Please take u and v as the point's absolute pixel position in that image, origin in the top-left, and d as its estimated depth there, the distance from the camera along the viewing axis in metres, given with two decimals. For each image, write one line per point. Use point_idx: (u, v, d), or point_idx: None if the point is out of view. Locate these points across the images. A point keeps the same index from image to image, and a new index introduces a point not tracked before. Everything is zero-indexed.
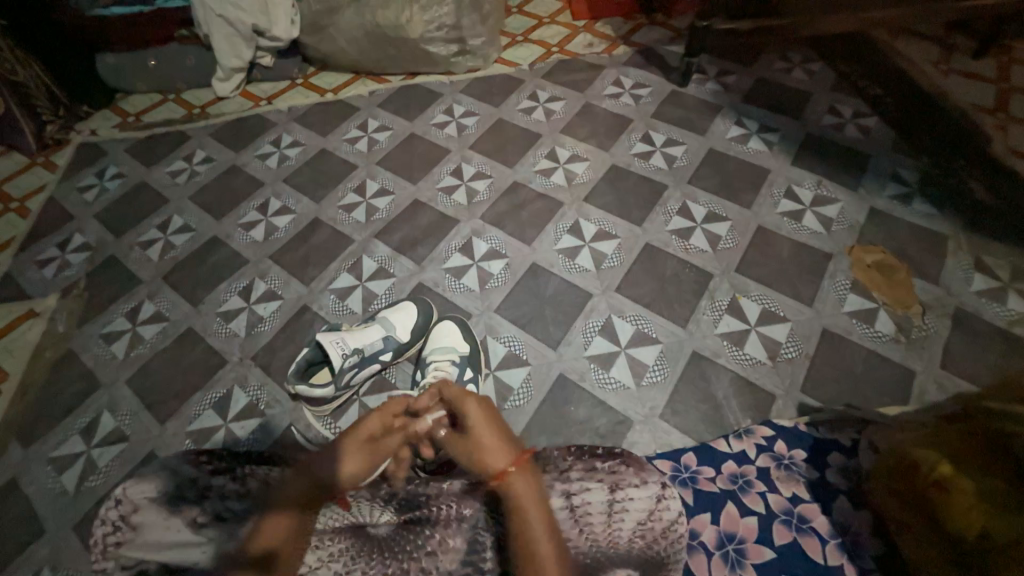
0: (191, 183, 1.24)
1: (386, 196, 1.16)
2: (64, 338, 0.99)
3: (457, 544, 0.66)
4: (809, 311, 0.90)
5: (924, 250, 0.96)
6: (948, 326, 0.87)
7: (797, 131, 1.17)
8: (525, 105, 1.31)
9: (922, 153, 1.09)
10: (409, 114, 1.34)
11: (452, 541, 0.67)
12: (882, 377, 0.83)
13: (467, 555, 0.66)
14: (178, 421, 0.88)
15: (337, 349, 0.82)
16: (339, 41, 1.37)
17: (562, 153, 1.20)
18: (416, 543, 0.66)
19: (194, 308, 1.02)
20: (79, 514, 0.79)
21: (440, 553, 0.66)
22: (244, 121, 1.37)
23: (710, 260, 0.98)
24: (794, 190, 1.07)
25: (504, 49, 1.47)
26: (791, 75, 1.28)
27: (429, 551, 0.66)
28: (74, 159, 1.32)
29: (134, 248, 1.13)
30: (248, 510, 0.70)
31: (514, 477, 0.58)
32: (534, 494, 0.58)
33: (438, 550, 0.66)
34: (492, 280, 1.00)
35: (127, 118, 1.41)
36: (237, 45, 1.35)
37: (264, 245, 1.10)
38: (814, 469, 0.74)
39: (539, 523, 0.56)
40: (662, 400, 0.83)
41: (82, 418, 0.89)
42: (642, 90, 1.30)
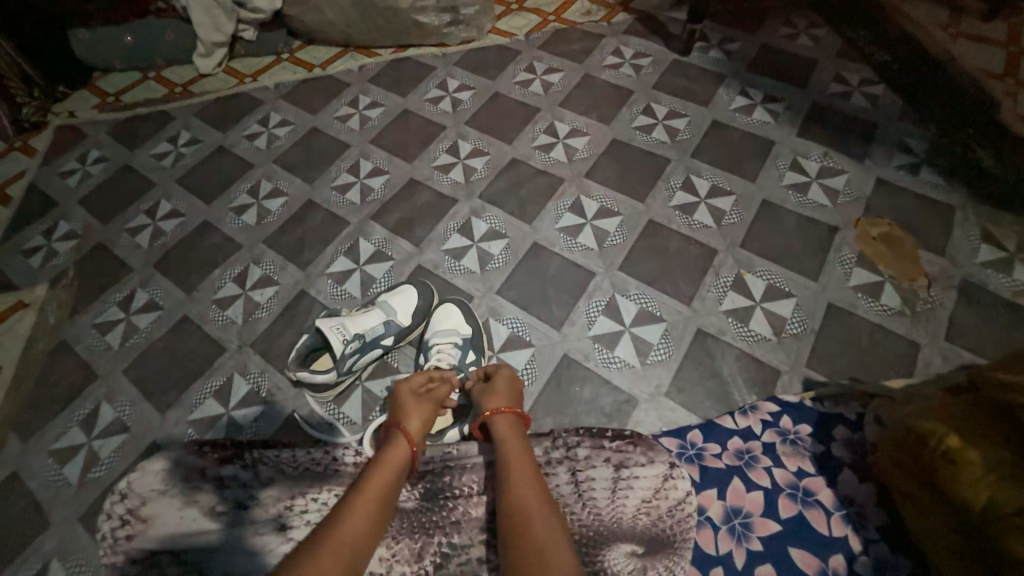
0: (178, 166, 1.20)
1: (381, 175, 1.13)
2: (56, 330, 0.97)
3: (478, 514, 0.68)
4: (815, 285, 0.89)
5: (931, 221, 0.95)
6: (954, 299, 0.86)
7: (803, 100, 1.13)
8: (522, 77, 1.26)
9: (930, 121, 1.07)
10: (402, 89, 1.28)
11: (473, 511, 0.69)
12: (887, 351, 0.82)
13: (487, 522, 0.68)
14: (179, 410, 0.87)
15: (338, 335, 0.80)
16: (324, 11, 1.30)
17: (561, 127, 1.16)
18: (440, 514, 0.68)
19: (188, 296, 1.00)
20: (84, 505, 0.79)
21: (464, 522, 0.68)
22: (229, 100, 1.31)
23: (715, 236, 0.96)
24: (800, 161, 1.04)
25: (499, 18, 1.40)
26: (797, 42, 1.23)
27: (454, 520, 0.68)
28: (53, 143, 1.27)
29: (122, 235, 1.09)
30: (265, 496, 0.72)
31: (505, 417, 0.67)
32: (521, 435, 0.66)
33: (461, 522, 0.68)
34: (492, 260, 0.98)
35: (106, 99, 1.35)
36: (218, 18, 1.29)
37: (257, 230, 1.07)
38: (820, 443, 0.74)
39: (521, 452, 0.62)
40: (667, 378, 0.83)
41: (81, 410, 0.88)
42: (643, 59, 1.26)
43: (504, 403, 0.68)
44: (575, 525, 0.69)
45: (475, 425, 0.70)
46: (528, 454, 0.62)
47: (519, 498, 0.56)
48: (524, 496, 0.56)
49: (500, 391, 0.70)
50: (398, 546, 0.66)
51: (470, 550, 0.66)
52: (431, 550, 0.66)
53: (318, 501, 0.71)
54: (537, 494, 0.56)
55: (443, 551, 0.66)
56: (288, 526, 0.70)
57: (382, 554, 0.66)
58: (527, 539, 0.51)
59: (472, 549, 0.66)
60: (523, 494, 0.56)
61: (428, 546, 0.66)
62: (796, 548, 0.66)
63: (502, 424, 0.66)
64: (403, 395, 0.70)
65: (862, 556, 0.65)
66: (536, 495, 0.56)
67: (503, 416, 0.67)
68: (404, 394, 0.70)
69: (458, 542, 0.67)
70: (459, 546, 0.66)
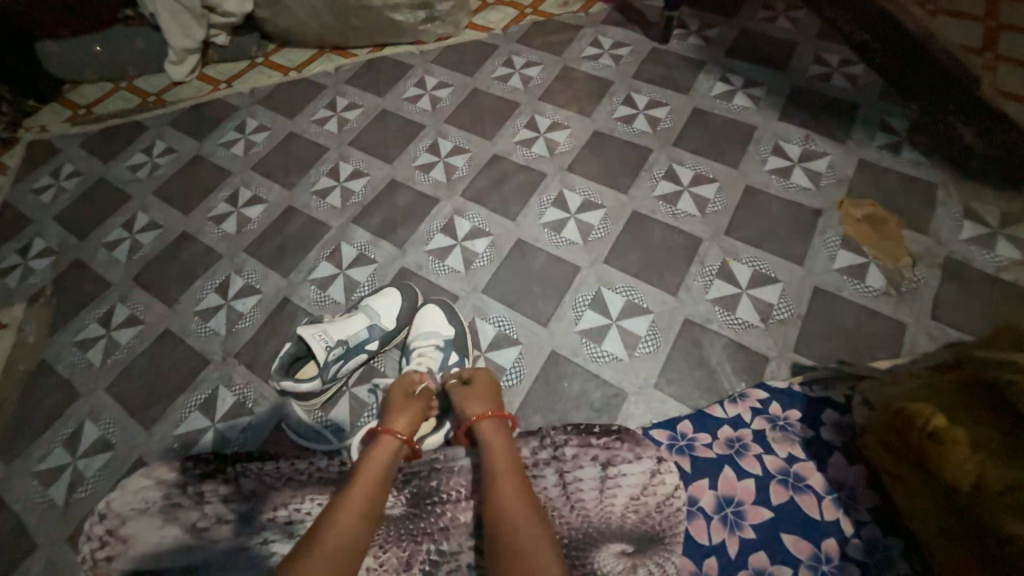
0: (154, 177, 1.18)
1: (361, 178, 1.11)
2: (36, 349, 0.96)
3: (466, 519, 0.67)
4: (800, 270, 0.89)
5: (914, 200, 0.94)
6: (939, 277, 0.86)
7: (783, 83, 1.13)
8: (501, 72, 1.25)
9: (910, 100, 1.06)
10: (379, 89, 1.27)
11: (462, 516, 0.68)
12: (874, 332, 0.82)
13: (475, 528, 0.67)
14: (164, 425, 0.85)
15: (320, 342, 0.79)
16: (296, 12, 1.28)
17: (542, 122, 1.14)
18: (428, 520, 0.68)
19: (169, 309, 0.98)
20: (71, 526, 0.78)
21: (452, 528, 0.67)
22: (205, 107, 1.29)
23: (699, 224, 0.96)
24: (782, 146, 1.04)
25: (475, 13, 1.38)
26: (776, 24, 1.22)
27: (443, 526, 0.67)
28: (26, 158, 1.25)
29: (100, 249, 1.07)
30: (248, 509, 0.70)
31: (489, 422, 0.67)
32: (506, 439, 0.65)
33: (449, 528, 0.67)
34: (477, 259, 0.97)
35: (78, 111, 1.32)
36: (187, 23, 1.26)
37: (237, 238, 1.06)
38: (809, 428, 0.74)
39: (506, 457, 0.62)
40: (655, 370, 0.82)
41: (64, 429, 0.86)
42: (622, 49, 1.24)
43: (487, 408, 0.68)
44: (563, 528, 0.68)
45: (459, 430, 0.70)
46: (512, 459, 0.62)
47: (503, 502, 0.55)
48: (508, 502, 0.55)
49: (484, 395, 0.70)
50: (386, 554, 0.66)
51: (460, 556, 0.65)
52: (421, 556, 0.66)
53: (302, 511, 0.70)
54: (522, 500, 0.56)
55: (433, 558, 0.66)
56: (272, 540, 0.69)
57: (371, 563, 0.65)
58: (510, 545, 0.50)
59: (461, 555, 0.65)
60: (508, 500, 0.55)
61: (418, 553, 0.66)
62: (788, 534, 0.66)
63: (485, 428, 0.66)
64: (395, 395, 0.70)
65: (854, 539, 0.66)
66: (520, 501, 0.55)
67: (485, 421, 0.67)
68: (393, 399, 0.70)
69: (448, 548, 0.66)
70: (448, 552, 0.66)
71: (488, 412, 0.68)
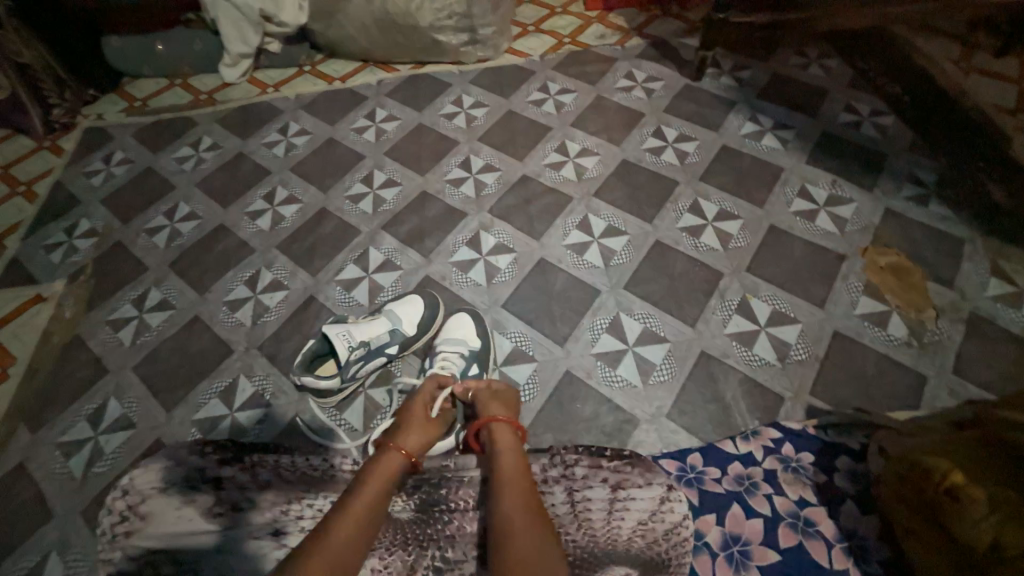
0: (198, 170, 1.23)
1: (394, 187, 1.15)
2: (71, 324, 1.00)
3: (473, 529, 0.68)
4: (820, 312, 0.89)
5: (940, 253, 0.94)
6: (962, 332, 0.85)
7: (812, 128, 1.15)
8: (535, 96, 1.29)
9: (939, 154, 1.07)
10: (418, 104, 1.32)
11: (469, 526, 0.68)
12: (893, 382, 0.82)
13: (480, 539, 0.67)
14: (184, 409, 0.88)
15: (343, 341, 0.82)
16: (347, 27, 1.35)
17: (572, 147, 1.18)
18: (434, 528, 0.68)
19: (200, 297, 1.02)
20: (86, 499, 0.80)
21: (458, 537, 0.67)
22: (251, 108, 1.36)
23: (721, 259, 0.97)
24: (808, 189, 1.05)
25: (515, 39, 1.44)
26: (808, 71, 1.25)
27: (448, 534, 0.68)
28: (81, 143, 1.32)
29: (141, 234, 1.13)
30: (261, 499, 0.70)
31: (501, 426, 0.69)
32: (517, 444, 0.66)
33: (454, 537, 0.67)
34: (499, 274, 0.99)
35: (134, 103, 1.40)
36: (245, 29, 1.34)
37: (271, 235, 1.10)
38: (822, 473, 0.73)
39: (513, 458, 0.63)
40: (668, 400, 0.83)
41: (89, 404, 0.89)
42: (655, 83, 1.28)
43: (500, 413, 0.70)
44: (570, 547, 0.67)
45: (471, 433, 0.72)
46: (520, 459, 0.64)
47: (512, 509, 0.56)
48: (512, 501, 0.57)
49: (501, 405, 0.72)
50: (391, 557, 0.66)
51: (464, 566, 0.65)
52: (425, 562, 0.66)
53: (313, 507, 0.70)
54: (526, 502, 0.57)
55: (437, 565, 0.66)
56: (283, 533, 0.68)
57: (375, 565, 0.66)
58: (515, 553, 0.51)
59: (464, 564, 0.66)
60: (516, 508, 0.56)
61: (423, 559, 0.66)
62: None
63: (499, 435, 0.67)
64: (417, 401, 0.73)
65: None
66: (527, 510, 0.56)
67: (499, 428, 0.68)
68: (416, 402, 0.73)
69: (452, 557, 0.67)
70: (453, 561, 0.66)
71: (503, 419, 0.69)
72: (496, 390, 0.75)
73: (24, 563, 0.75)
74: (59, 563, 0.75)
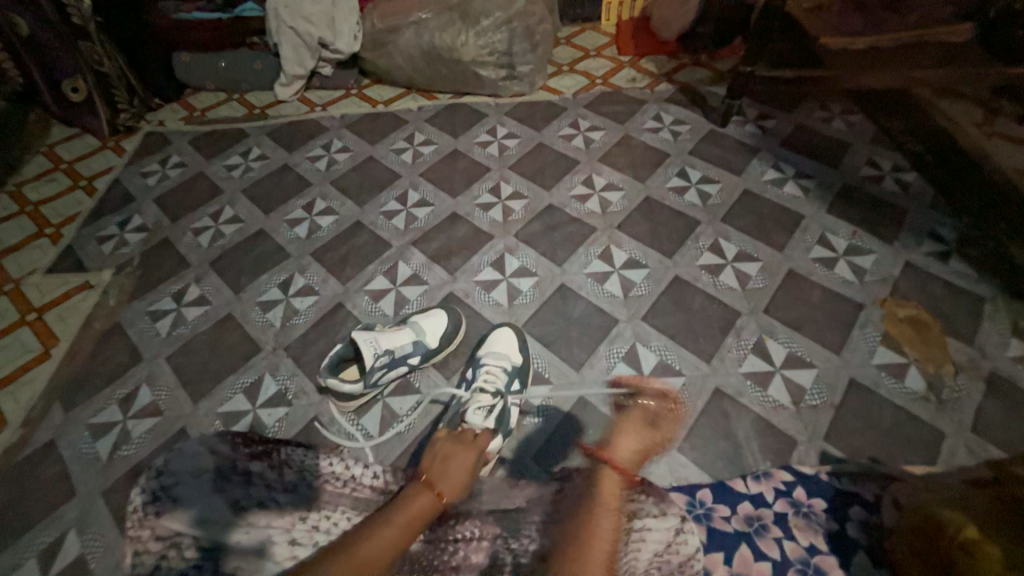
0: (245, 178, 1.32)
1: (426, 207, 1.21)
2: (114, 312, 1.06)
3: (478, 560, 0.65)
4: (836, 359, 0.90)
5: (960, 309, 0.95)
6: (982, 390, 0.85)
7: (834, 179, 1.18)
8: (566, 131, 1.36)
9: (962, 212, 1.09)
10: (454, 131, 1.40)
11: (474, 556, 0.66)
12: (910, 435, 0.81)
13: (487, 569, 0.65)
14: (210, 401, 0.91)
15: (371, 348, 0.85)
16: (395, 57, 1.45)
17: (598, 181, 1.23)
18: (441, 558, 0.65)
19: (235, 295, 1.07)
20: (110, 481, 0.83)
21: (463, 569, 0.65)
22: (299, 124, 1.45)
23: (740, 299, 0.99)
24: (829, 237, 1.07)
25: (550, 77, 1.53)
26: (831, 125, 1.30)
27: (453, 566, 0.65)
28: (141, 146, 1.42)
29: (186, 233, 1.20)
30: (284, 502, 0.71)
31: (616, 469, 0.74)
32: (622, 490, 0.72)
33: (460, 566, 0.65)
34: (521, 296, 1.03)
35: (192, 113, 1.51)
36: (303, 54, 1.44)
37: (306, 242, 1.16)
38: (834, 521, 0.73)
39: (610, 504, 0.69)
40: (680, 434, 0.83)
41: (122, 389, 0.94)
42: (681, 127, 1.34)
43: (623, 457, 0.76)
44: None
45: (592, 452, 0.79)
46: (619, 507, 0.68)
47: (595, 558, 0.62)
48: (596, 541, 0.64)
49: (635, 449, 0.78)
50: None
51: None
52: None
53: (330, 519, 0.71)
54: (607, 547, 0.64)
55: None
56: (297, 543, 0.68)
57: None
58: None
59: None
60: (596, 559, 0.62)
61: None
62: None
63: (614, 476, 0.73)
64: (446, 445, 0.72)
65: None
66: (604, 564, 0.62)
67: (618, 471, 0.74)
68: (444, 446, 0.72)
69: None
70: None
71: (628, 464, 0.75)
72: (639, 428, 0.81)
73: (44, 538, 0.78)
74: (77, 541, 0.78)
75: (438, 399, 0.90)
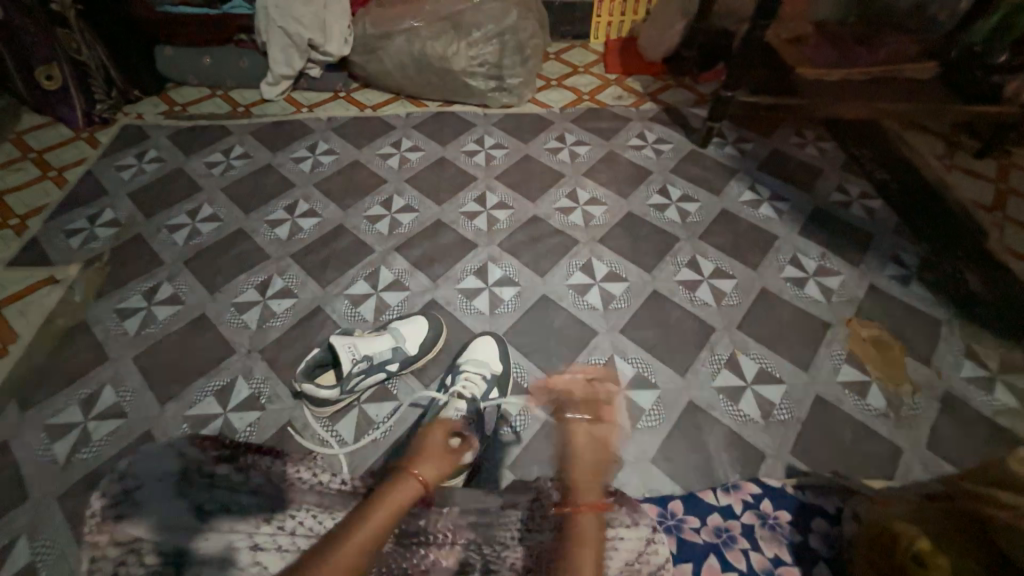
0: (226, 176, 1.29)
1: (410, 213, 1.21)
2: (79, 308, 1.02)
3: (447, 565, 0.63)
4: (804, 376, 0.93)
5: (919, 331, 1.00)
6: (937, 409, 0.89)
7: (806, 203, 1.23)
8: (552, 145, 1.39)
9: (922, 240, 1.15)
10: (442, 139, 1.41)
11: (444, 561, 0.63)
12: (871, 451, 0.85)
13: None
14: (178, 404, 0.89)
15: (348, 354, 0.85)
16: (386, 63, 1.46)
17: (582, 194, 1.25)
18: (409, 562, 0.63)
19: (209, 295, 1.05)
20: (66, 485, 0.80)
21: (430, 574, 0.62)
22: (284, 124, 1.44)
23: (714, 315, 1.02)
24: (800, 258, 1.12)
25: (539, 91, 1.56)
26: (804, 150, 1.36)
27: (422, 570, 0.63)
28: (117, 138, 1.38)
29: (161, 229, 1.17)
30: (249, 504, 0.67)
31: (588, 514, 0.62)
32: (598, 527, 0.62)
33: (428, 571, 0.63)
34: (502, 305, 1.03)
35: (173, 107, 1.48)
36: (292, 55, 1.44)
37: (287, 244, 1.14)
38: (798, 532, 0.75)
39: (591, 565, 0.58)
40: (653, 445, 0.85)
41: (84, 389, 0.90)
42: (664, 145, 1.38)
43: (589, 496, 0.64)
44: None
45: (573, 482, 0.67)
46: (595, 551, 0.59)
47: None
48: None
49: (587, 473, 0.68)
50: None
51: None
52: None
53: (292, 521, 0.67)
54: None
55: None
56: (259, 548, 0.64)
57: None
58: None
59: None
60: None
61: None
62: None
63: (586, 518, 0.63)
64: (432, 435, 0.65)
65: None
66: None
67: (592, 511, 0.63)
68: (433, 438, 0.65)
69: None
70: None
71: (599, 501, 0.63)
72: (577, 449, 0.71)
73: None
74: (26, 549, 0.74)
75: (415, 403, 0.90)
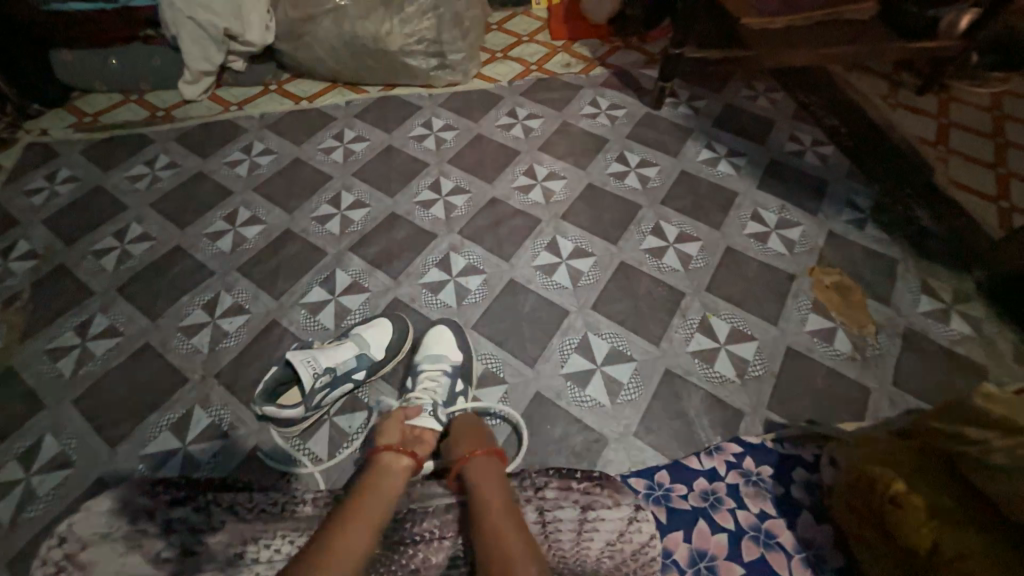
0: (153, 190, 1.18)
1: (362, 208, 1.14)
2: (3, 354, 0.92)
3: (438, 560, 0.68)
4: (774, 330, 0.94)
5: (877, 273, 1.02)
6: (900, 346, 0.92)
7: (761, 156, 1.23)
8: (504, 121, 1.33)
9: (874, 181, 1.16)
10: (387, 125, 1.32)
11: (434, 557, 0.68)
12: (842, 395, 0.87)
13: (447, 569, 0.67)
14: (130, 444, 0.82)
15: (308, 368, 0.79)
16: (315, 49, 1.35)
17: (539, 170, 1.21)
18: (398, 562, 0.67)
19: (152, 322, 0.96)
20: (14, 549, 0.73)
21: (422, 571, 0.67)
22: (212, 126, 1.32)
23: (683, 279, 1.01)
24: (761, 213, 1.12)
25: (484, 65, 1.48)
26: (756, 102, 1.35)
27: (413, 569, 0.67)
28: (22, 159, 1.24)
29: (86, 257, 1.06)
30: (214, 542, 0.67)
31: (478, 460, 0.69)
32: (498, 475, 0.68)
33: (420, 569, 0.67)
34: (469, 295, 1.00)
35: (83, 119, 1.34)
36: (207, 47, 1.30)
37: (231, 256, 1.06)
38: (780, 484, 0.77)
39: (499, 489, 0.65)
40: (635, 418, 0.84)
41: (21, 443, 0.82)
42: (618, 111, 1.34)
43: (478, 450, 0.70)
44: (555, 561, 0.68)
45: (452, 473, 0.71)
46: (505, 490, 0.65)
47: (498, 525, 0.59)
48: (505, 538, 0.57)
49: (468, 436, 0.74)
50: None
51: None
52: None
53: (270, 547, 0.68)
54: (518, 533, 0.58)
55: None
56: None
57: None
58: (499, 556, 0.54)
59: None
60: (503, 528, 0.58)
61: None
62: None
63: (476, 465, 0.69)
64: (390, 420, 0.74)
65: None
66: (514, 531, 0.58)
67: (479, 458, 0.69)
68: (393, 422, 0.74)
69: None
70: None
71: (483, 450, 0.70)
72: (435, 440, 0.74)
73: None
74: None
75: (382, 408, 0.86)
